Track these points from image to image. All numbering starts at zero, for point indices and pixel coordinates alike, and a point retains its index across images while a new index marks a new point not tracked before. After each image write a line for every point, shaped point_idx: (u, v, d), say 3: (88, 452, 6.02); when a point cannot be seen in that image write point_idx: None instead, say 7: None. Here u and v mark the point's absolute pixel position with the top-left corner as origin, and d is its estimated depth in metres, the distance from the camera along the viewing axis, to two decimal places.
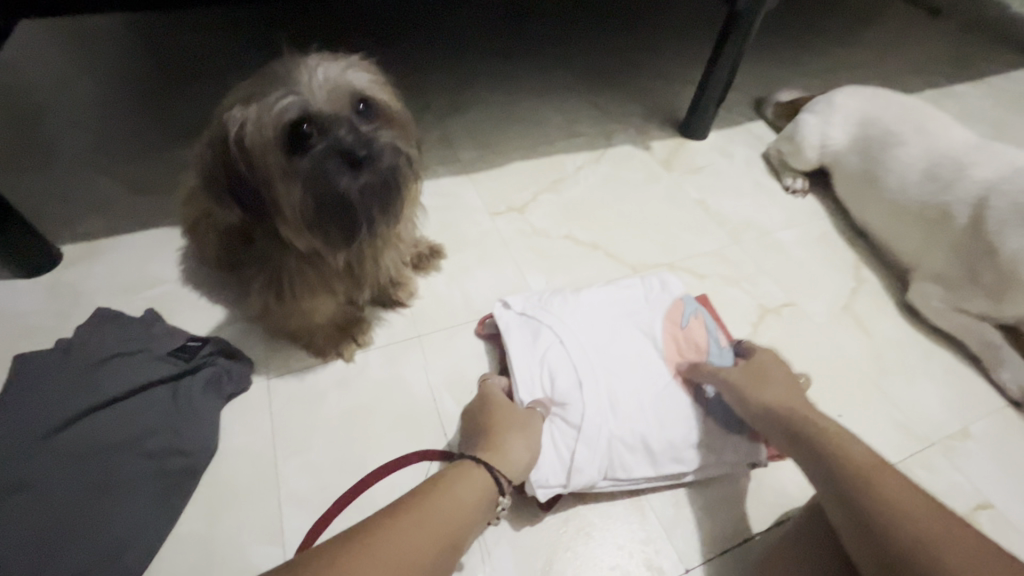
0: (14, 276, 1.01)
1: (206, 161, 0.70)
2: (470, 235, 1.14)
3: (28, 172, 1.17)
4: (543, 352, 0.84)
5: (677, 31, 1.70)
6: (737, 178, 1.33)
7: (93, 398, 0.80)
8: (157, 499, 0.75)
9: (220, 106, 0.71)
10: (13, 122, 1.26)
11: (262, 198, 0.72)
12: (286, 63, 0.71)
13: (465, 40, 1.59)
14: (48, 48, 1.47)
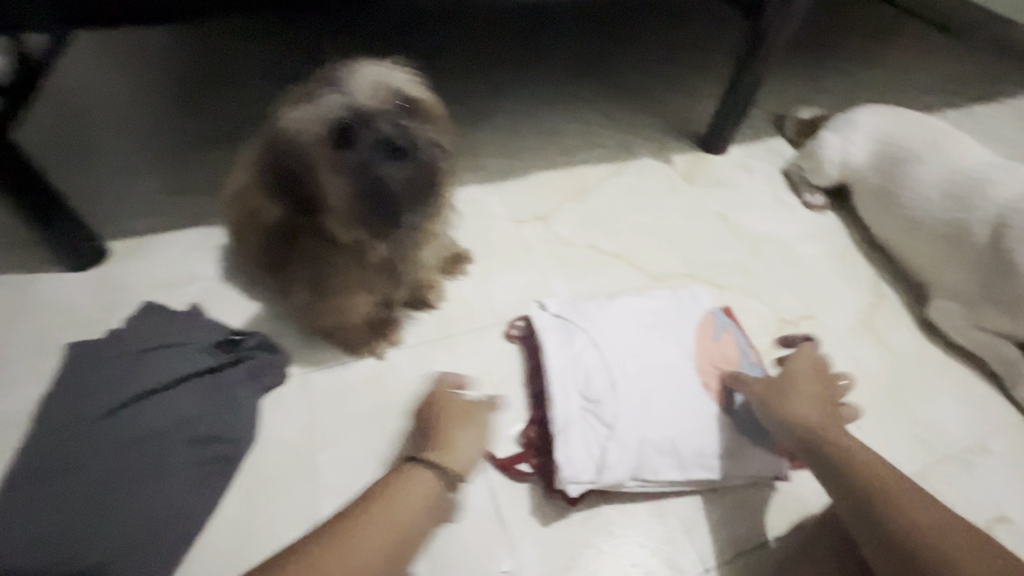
0: (64, 269, 1.05)
1: (265, 158, 0.77)
2: (496, 241, 1.17)
3: (79, 171, 1.23)
4: (575, 353, 0.88)
5: (699, 47, 1.74)
6: (757, 193, 1.36)
7: (138, 388, 0.84)
8: (197, 488, 0.78)
9: (279, 108, 0.77)
10: (64, 122, 1.32)
11: (311, 191, 0.77)
12: (339, 67, 0.76)
13: (491, 51, 1.64)
14: (97, 51, 1.54)
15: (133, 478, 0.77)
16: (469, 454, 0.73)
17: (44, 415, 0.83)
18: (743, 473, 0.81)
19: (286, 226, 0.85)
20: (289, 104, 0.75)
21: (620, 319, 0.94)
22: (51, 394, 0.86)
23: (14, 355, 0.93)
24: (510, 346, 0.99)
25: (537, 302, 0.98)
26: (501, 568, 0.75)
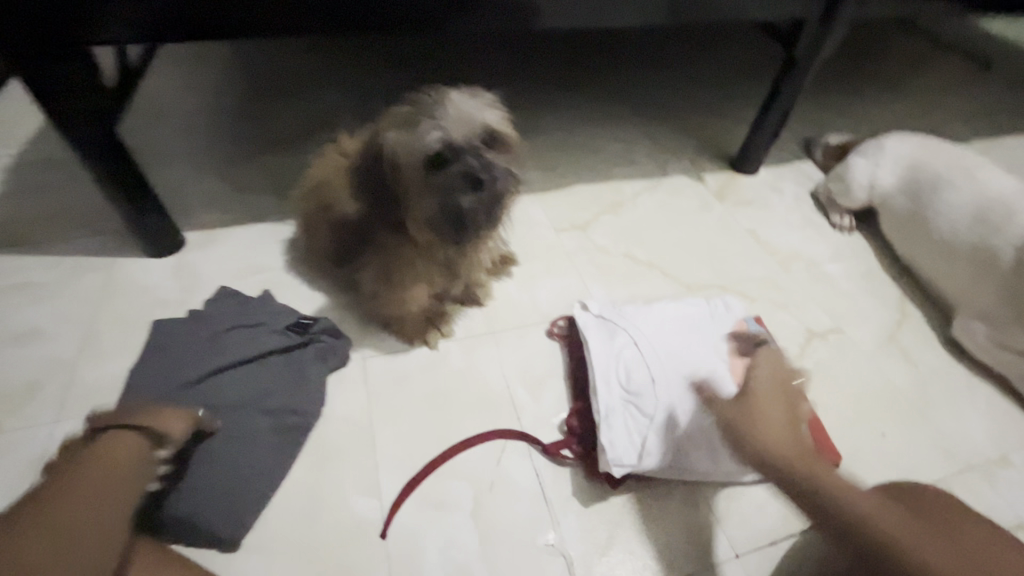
0: (146, 256, 1.15)
1: (366, 163, 0.87)
2: (538, 247, 1.25)
3: (165, 166, 1.35)
4: (619, 350, 0.94)
5: (731, 73, 1.82)
6: (786, 213, 1.42)
7: (222, 360, 0.92)
8: (273, 453, 0.86)
9: (381, 121, 0.86)
10: (154, 122, 1.46)
11: (399, 200, 0.88)
12: (438, 94, 0.84)
13: (533, 71, 1.73)
14: (183, 59, 1.68)
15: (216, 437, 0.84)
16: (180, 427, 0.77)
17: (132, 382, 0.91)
18: None
19: (367, 225, 0.95)
20: (391, 123, 0.84)
21: (659, 322, 1.01)
22: (137, 364, 0.94)
23: (104, 330, 1.03)
24: (552, 343, 1.06)
25: (579, 304, 1.06)
26: (546, 541, 0.81)
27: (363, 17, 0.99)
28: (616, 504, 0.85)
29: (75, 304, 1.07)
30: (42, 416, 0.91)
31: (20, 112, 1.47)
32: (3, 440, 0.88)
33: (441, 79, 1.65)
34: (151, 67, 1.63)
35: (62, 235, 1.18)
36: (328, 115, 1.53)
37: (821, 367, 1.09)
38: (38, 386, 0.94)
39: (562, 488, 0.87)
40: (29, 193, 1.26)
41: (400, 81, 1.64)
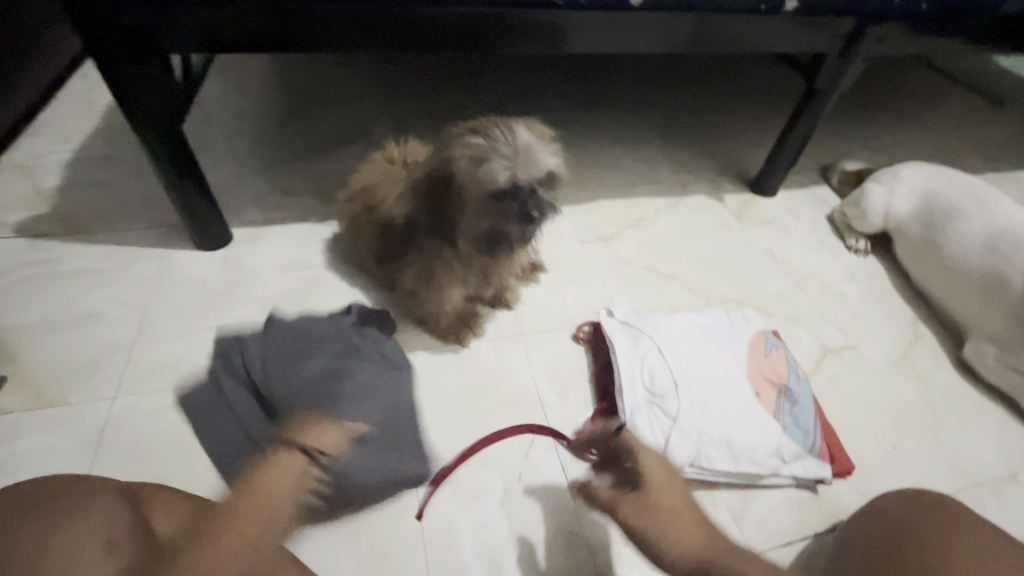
0: (197, 249, 1.23)
1: (433, 175, 0.94)
2: (564, 256, 1.31)
3: (219, 165, 1.44)
4: (643, 354, 1.00)
5: (751, 100, 1.89)
6: (803, 234, 1.47)
7: (304, 367, 0.93)
8: (393, 401, 0.92)
9: (453, 141, 0.92)
10: (210, 125, 1.55)
11: (449, 213, 0.94)
12: (510, 136, 0.91)
13: (560, 91, 1.81)
14: (235, 67, 1.78)
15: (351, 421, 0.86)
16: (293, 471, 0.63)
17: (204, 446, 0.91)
18: (788, 472, 0.92)
19: (409, 232, 1.00)
20: (462, 148, 0.90)
21: (681, 330, 1.06)
22: (195, 433, 0.93)
23: (159, 316, 1.10)
24: (577, 346, 1.12)
25: (605, 310, 1.12)
26: (571, 530, 0.87)
27: (413, 37, 1.07)
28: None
29: (132, 290, 1.14)
30: (102, 391, 0.98)
31: (80, 112, 1.57)
32: (68, 413, 0.94)
33: (474, 95, 1.74)
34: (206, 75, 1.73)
35: (121, 227, 1.26)
36: (367, 125, 1.61)
37: (835, 382, 1.13)
38: (99, 364, 1.01)
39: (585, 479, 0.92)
40: (90, 187, 1.35)
41: (434, 96, 1.72)
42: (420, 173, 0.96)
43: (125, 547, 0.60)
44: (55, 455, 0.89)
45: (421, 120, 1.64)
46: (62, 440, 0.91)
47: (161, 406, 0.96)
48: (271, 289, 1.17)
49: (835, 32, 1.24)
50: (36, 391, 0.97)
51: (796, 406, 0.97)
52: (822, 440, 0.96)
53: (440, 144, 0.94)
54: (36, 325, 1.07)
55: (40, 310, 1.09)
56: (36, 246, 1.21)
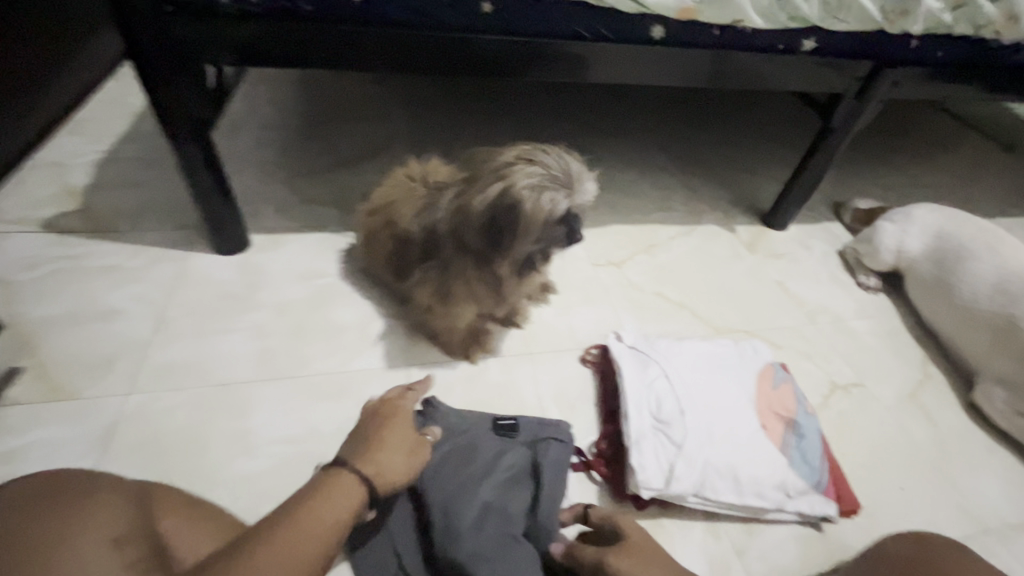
0: (217, 252, 1.25)
1: (493, 206, 0.87)
2: (575, 278, 1.33)
3: (244, 173, 1.48)
4: (651, 380, 1.00)
5: (765, 134, 1.92)
6: (814, 268, 1.48)
7: (455, 488, 0.86)
8: (488, 451, 0.91)
9: (513, 169, 0.89)
10: (238, 135, 1.60)
11: (506, 242, 0.90)
12: (559, 158, 0.92)
13: (578, 117, 1.85)
14: (264, 81, 1.83)
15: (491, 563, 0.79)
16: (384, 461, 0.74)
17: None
18: (794, 508, 0.91)
19: (438, 237, 0.98)
20: (524, 178, 0.87)
21: (690, 358, 1.06)
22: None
23: (177, 316, 1.12)
24: (584, 367, 1.13)
25: (614, 334, 1.13)
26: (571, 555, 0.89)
27: (440, 61, 1.10)
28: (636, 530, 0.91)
29: (153, 289, 1.17)
30: (117, 387, 0.99)
31: (113, 114, 1.62)
32: (82, 406, 0.96)
33: (493, 118, 1.78)
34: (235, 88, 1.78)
35: (146, 228, 1.29)
36: (388, 141, 1.65)
37: (843, 419, 1.12)
38: (115, 360, 1.03)
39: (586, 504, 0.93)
40: (118, 187, 1.39)
41: (455, 117, 1.77)
42: (470, 201, 0.90)
43: (133, 549, 0.57)
44: (68, 447, 0.91)
45: (441, 140, 1.68)
46: (75, 432, 0.93)
47: (173, 404, 0.98)
48: (287, 295, 1.19)
49: (851, 73, 1.27)
50: (53, 384, 0.99)
51: (803, 440, 0.97)
52: (829, 476, 0.95)
53: (498, 171, 0.89)
54: (58, 318, 1.09)
55: (62, 304, 1.12)
56: (62, 241, 1.24)
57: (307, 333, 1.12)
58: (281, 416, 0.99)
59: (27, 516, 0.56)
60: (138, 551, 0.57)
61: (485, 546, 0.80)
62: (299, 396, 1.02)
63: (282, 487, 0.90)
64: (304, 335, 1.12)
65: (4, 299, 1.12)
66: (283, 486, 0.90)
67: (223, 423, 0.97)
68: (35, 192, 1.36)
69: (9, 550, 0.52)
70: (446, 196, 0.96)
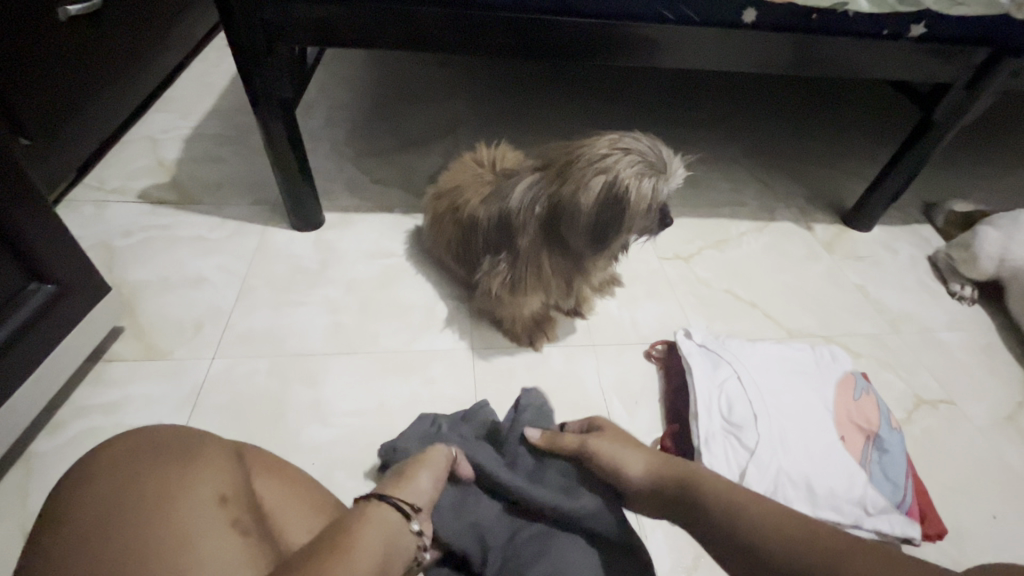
0: (293, 227, 1.30)
1: (593, 204, 0.85)
2: (640, 271, 1.29)
3: (319, 151, 1.52)
4: (721, 381, 0.99)
5: (851, 128, 1.79)
6: (900, 274, 1.38)
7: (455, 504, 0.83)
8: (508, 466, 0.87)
9: (612, 160, 0.84)
10: (314, 113, 1.65)
11: (606, 238, 0.88)
12: (646, 140, 0.89)
13: (646, 102, 1.79)
14: (339, 61, 1.88)
15: (536, 567, 0.75)
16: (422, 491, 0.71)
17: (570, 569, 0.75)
18: (872, 526, 0.85)
19: (512, 217, 0.96)
20: (627, 169, 0.84)
21: (762, 360, 1.03)
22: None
23: (256, 286, 1.18)
24: (649, 362, 1.11)
25: (681, 330, 1.11)
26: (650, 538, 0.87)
27: (520, 41, 1.09)
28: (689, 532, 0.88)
29: (235, 260, 1.23)
30: (204, 351, 1.06)
31: (200, 92, 1.71)
32: (174, 366, 1.03)
33: (559, 103, 1.75)
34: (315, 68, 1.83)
35: (229, 202, 1.36)
36: (454, 124, 1.65)
37: (928, 437, 1.05)
38: (202, 325, 1.10)
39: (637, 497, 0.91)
40: (205, 162, 1.47)
41: (521, 101, 1.75)
42: (572, 193, 0.86)
43: (234, 508, 0.62)
44: (160, 404, 0.98)
45: (506, 124, 1.67)
46: (166, 391, 1.00)
47: (253, 369, 1.04)
48: (358, 273, 1.22)
49: (965, 62, 1.15)
50: (148, 344, 1.06)
51: (885, 455, 0.92)
52: (913, 497, 0.89)
53: (597, 162, 0.85)
54: (150, 283, 1.17)
55: (155, 270, 1.20)
56: (155, 211, 1.33)
57: (375, 311, 1.15)
58: (353, 388, 1.02)
59: (130, 479, 0.61)
60: (239, 508, 0.62)
61: (522, 550, 0.78)
62: (368, 370, 1.05)
63: (351, 456, 0.94)
64: (373, 312, 1.15)
65: (105, 262, 1.20)
66: (351, 455, 0.94)
67: (298, 391, 1.01)
68: (131, 164, 1.45)
69: (143, 485, 0.60)
70: (521, 183, 0.95)
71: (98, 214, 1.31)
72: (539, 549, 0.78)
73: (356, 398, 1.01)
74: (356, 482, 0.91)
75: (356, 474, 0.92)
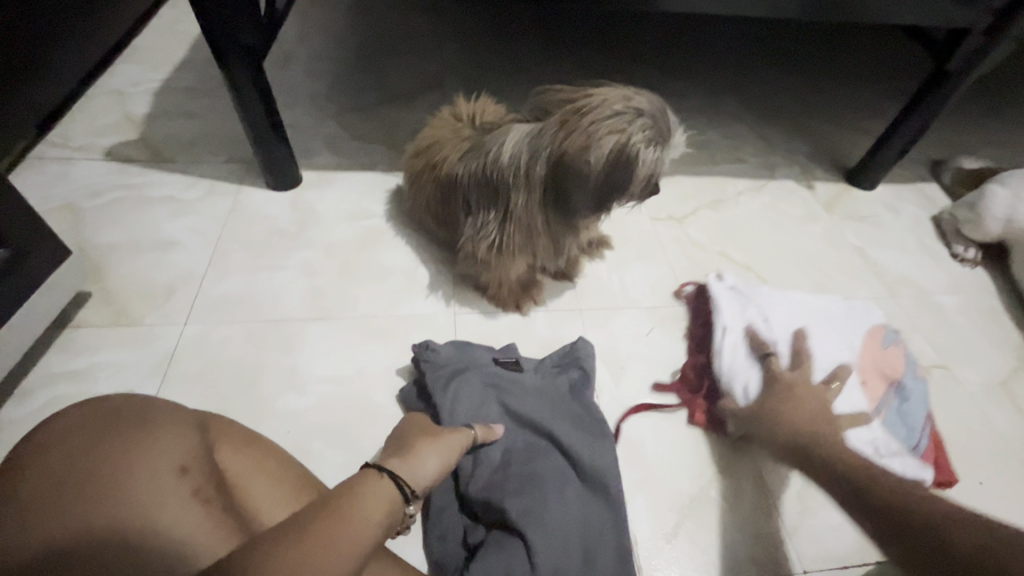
0: (269, 186, 1.24)
1: (594, 166, 0.79)
2: (632, 232, 1.24)
3: (295, 106, 1.44)
4: (749, 321, 1.00)
5: (859, 80, 1.69)
6: (900, 235, 1.33)
7: (471, 414, 0.86)
8: (532, 399, 0.89)
9: (623, 120, 0.78)
10: (290, 64, 1.55)
11: (602, 202, 0.84)
12: (651, 100, 0.83)
13: (645, 51, 1.69)
14: (317, 7, 1.76)
15: (517, 499, 0.77)
16: (427, 473, 0.69)
17: (543, 520, 0.76)
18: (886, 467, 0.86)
19: (499, 174, 0.90)
20: (639, 133, 0.78)
21: (790, 304, 1.03)
22: (531, 519, 0.75)
23: (230, 249, 1.13)
24: (637, 327, 1.07)
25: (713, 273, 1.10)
26: (632, 506, 0.86)
27: None
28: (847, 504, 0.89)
29: (208, 221, 1.18)
30: (176, 316, 1.02)
31: (168, 41, 1.60)
32: (145, 332, 1.00)
33: (550, 52, 1.65)
34: (291, 15, 1.72)
35: (201, 160, 1.30)
36: (440, 76, 1.56)
37: None
38: (174, 290, 1.06)
39: (621, 458, 0.91)
40: (175, 117, 1.39)
41: (510, 50, 1.65)
42: (563, 152, 0.80)
43: (195, 478, 0.61)
44: (131, 370, 0.95)
45: (494, 75, 1.57)
46: (137, 357, 0.97)
47: (228, 335, 1.00)
48: (337, 234, 1.17)
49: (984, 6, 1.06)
50: (118, 310, 1.03)
51: (906, 404, 0.93)
52: (928, 444, 0.91)
53: (600, 120, 0.78)
54: (119, 245, 1.12)
55: (125, 231, 1.15)
56: (124, 170, 1.27)
57: (355, 274, 1.11)
58: (331, 355, 1.00)
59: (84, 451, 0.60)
60: (199, 480, 0.61)
61: (509, 480, 0.79)
62: (347, 335, 1.02)
63: (330, 423, 0.92)
64: (352, 275, 1.11)
65: (72, 223, 1.15)
66: (327, 423, 0.92)
67: (275, 357, 0.99)
68: (98, 119, 1.37)
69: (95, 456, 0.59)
70: (512, 135, 0.88)
71: (64, 172, 1.25)
72: (523, 486, 0.79)
73: (333, 366, 0.98)
74: (333, 450, 0.89)
75: (331, 442, 0.90)
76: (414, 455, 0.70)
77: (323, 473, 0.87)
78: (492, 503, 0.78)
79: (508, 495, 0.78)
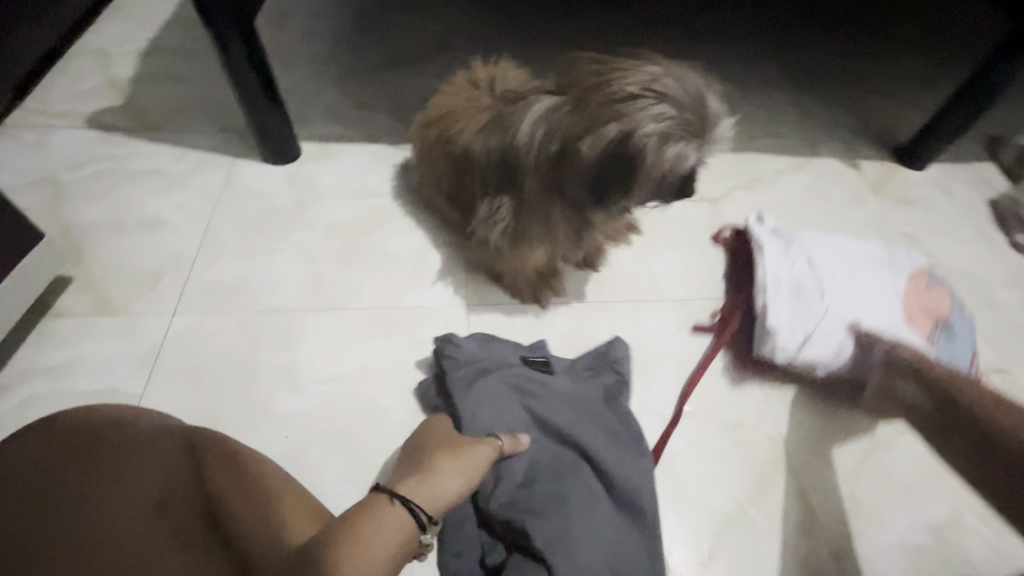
0: (265, 160, 1.14)
1: (604, 151, 0.73)
2: (662, 215, 1.13)
3: (292, 71, 1.31)
4: (794, 258, 0.96)
5: (911, 45, 1.54)
6: (954, 220, 1.21)
7: (493, 420, 0.78)
8: (559, 405, 0.80)
9: (638, 103, 0.71)
10: (286, 23, 1.42)
11: (611, 194, 0.78)
12: (688, 83, 0.73)
13: (675, 10, 1.53)
14: None
15: (543, 522, 0.70)
16: (448, 495, 0.58)
17: (571, 547, 0.68)
18: None
19: (517, 157, 0.79)
20: (651, 121, 0.70)
21: (834, 244, 0.99)
22: (558, 546, 0.68)
23: (222, 230, 1.04)
24: (667, 322, 0.98)
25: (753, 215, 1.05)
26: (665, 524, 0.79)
27: None
28: (912, 475, 0.87)
29: (199, 198, 1.08)
30: (164, 306, 0.94)
31: None
32: (129, 322, 0.92)
33: (570, 11, 1.49)
34: None
35: (189, 129, 1.18)
36: (449, 37, 1.42)
37: None
38: (161, 276, 0.97)
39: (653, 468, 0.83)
40: (161, 81, 1.27)
41: (527, 8, 1.50)
42: (578, 132, 0.73)
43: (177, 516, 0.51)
44: (115, 365, 0.87)
45: (509, 36, 1.43)
46: (121, 351, 0.89)
47: (219, 328, 0.92)
48: (338, 214, 1.07)
49: None
50: (100, 297, 0.94)
51: (955, 340, 0.90)
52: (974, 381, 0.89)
53: (609, 104, 0.71)
54: (102, 224, 1.03)
55: (107, 209, 1.05)
56: (106, 139, 1.16)
57: (358, 259, 1.02)
58: (333, 351, 0.91)
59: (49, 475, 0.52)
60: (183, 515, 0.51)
61: (534, 499, 0.72)
62: (350, 329, 0.93)
63: (332, 427, 0.84)
64: (355, 261, 1.01)
65: (51, 199, 1.06)
66: (330, 427, 0.84)
67: (271, 352, 0.90)
68: (77, 83, 1.26)
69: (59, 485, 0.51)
70: (533, 110, 0.77)
71: (41, 142, 1.14)
72: (550, 507, 0.71)
73: (335, 363, 0.90)
74: (337, 457, 0.82)
75: (334, 449, 0.82)
76: (431, 474, 0.59)
77: (325, 484, 0.79)
78: (514, 524, 0.70)
79: (532, 517, 0.70)
